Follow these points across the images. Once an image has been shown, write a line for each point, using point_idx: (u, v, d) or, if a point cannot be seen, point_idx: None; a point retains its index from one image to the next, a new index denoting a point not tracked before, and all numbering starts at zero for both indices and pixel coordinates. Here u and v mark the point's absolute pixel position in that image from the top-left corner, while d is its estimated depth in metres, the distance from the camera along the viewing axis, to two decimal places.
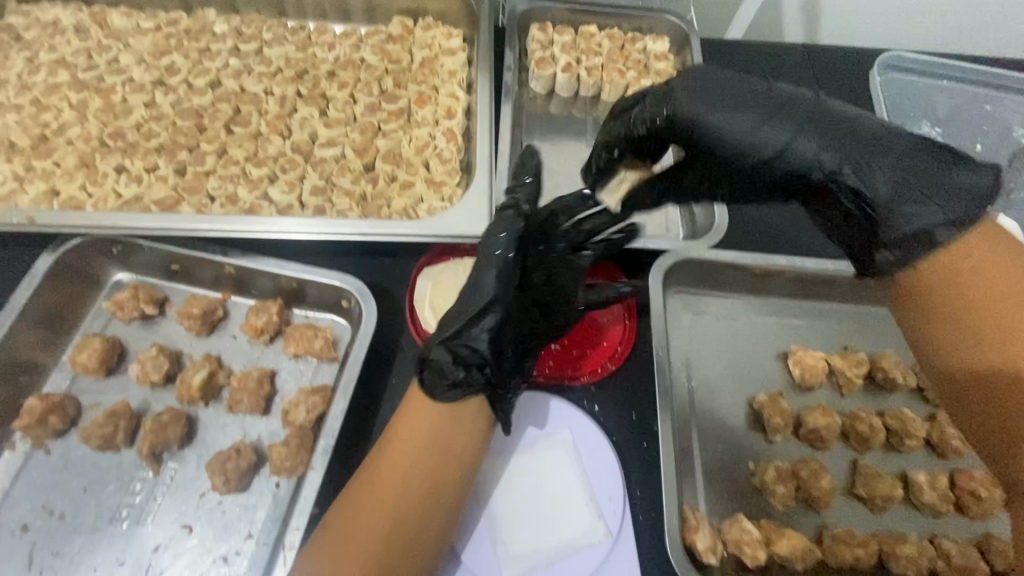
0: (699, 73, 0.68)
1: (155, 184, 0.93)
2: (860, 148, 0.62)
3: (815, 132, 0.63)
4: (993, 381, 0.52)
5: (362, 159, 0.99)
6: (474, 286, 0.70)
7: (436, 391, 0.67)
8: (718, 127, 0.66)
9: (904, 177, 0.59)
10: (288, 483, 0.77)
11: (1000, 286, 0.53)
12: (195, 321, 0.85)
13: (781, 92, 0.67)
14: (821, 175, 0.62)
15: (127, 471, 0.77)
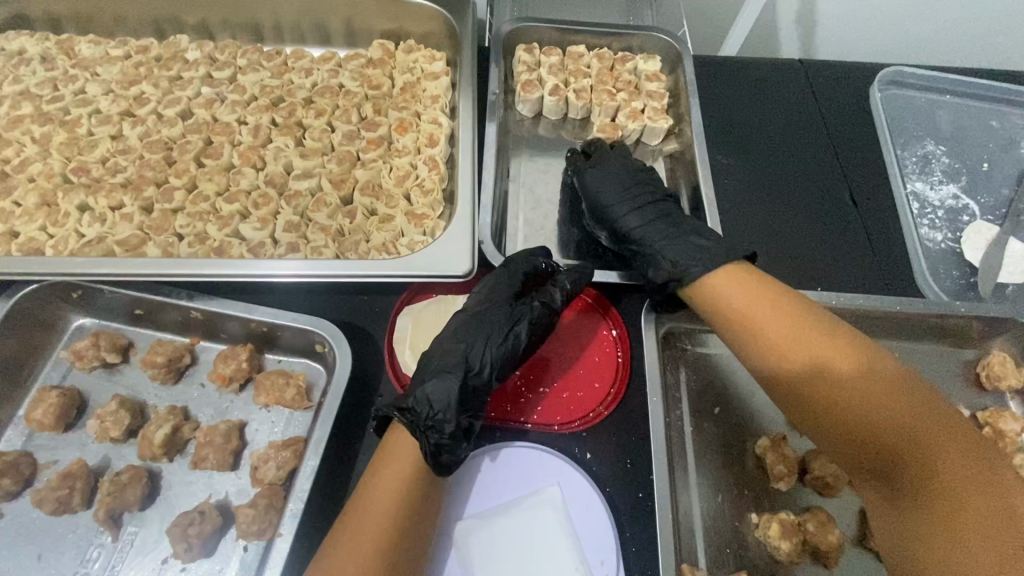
0: (604, 156, 0.93)
1: (120, 222, 0.88)
2: (682, 230, 0.82)
3: (644, 213, 0.86)
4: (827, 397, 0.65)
5: (339, 192, 0.94)
6: (491, 358, 0.73)
7: (441, 465, 0.67)
8: (590, 186, 0.91)
9: (680, 255, 0.79)
10: (256, 547, 0.72)
11: (786, 318, 0.69)
12: (159, 371, 0.80)
13: (647, 188, 0.89)
14: (627, 233, 0.86)
15: (84, 537, 0.72)
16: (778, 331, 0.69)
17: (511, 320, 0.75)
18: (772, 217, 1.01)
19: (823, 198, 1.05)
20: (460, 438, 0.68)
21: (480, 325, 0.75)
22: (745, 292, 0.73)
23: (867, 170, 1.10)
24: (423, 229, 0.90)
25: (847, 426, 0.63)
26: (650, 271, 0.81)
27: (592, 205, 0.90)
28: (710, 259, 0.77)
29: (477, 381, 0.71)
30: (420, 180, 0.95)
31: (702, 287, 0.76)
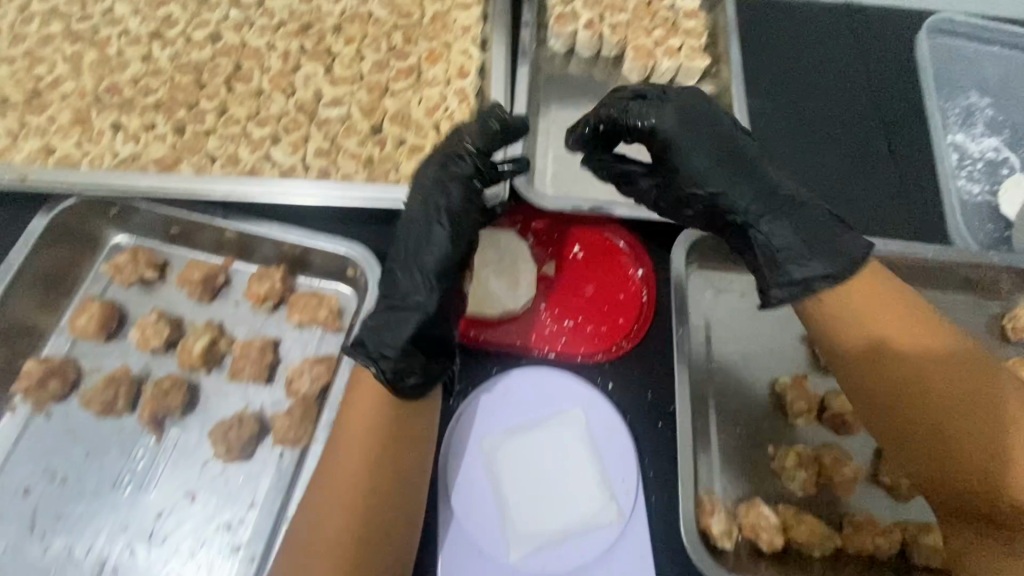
0: (690, 103, 0.75)
1: (153, 142, 0.88)
2: (793, 207, 0.70)
3: (749, 177, 0.72)
4: (911, 412, 0.60)
5: (369, 121, 0.93)
6: (420, 274, 0.73)
7: (401, 384, 0.67)
8: (664, 137, 0.74)
9: (807, 236, 0.68)
10: (292, 454, 0.76)
11: (915, 351, 0.61)
12: (196, 288, 0.82)
13: (736, 138, 0.74)
14: (743, 211, 0.71)
15: (131, 438, 0.76)
16: (913, 348, 0.61)
17: (422, 225, 0.74)
18: (806, 163, 0.99)
19: (860, 145, 1.02)
20: (412, 354, 0.69)
21: (410, 238, 0.74)
22: (870, 312, 0.64)
23: (908, 119, 1.06)
24: None
25: (920, 439, 0.59)
26: (777, 255, 0.68)
27: (682, 176, 0.73)
28: (827, 245, 0.67)
29: (425, 309, 0.71)
30: (450, 112, 0.93)
31: (834, 295, 0.66)
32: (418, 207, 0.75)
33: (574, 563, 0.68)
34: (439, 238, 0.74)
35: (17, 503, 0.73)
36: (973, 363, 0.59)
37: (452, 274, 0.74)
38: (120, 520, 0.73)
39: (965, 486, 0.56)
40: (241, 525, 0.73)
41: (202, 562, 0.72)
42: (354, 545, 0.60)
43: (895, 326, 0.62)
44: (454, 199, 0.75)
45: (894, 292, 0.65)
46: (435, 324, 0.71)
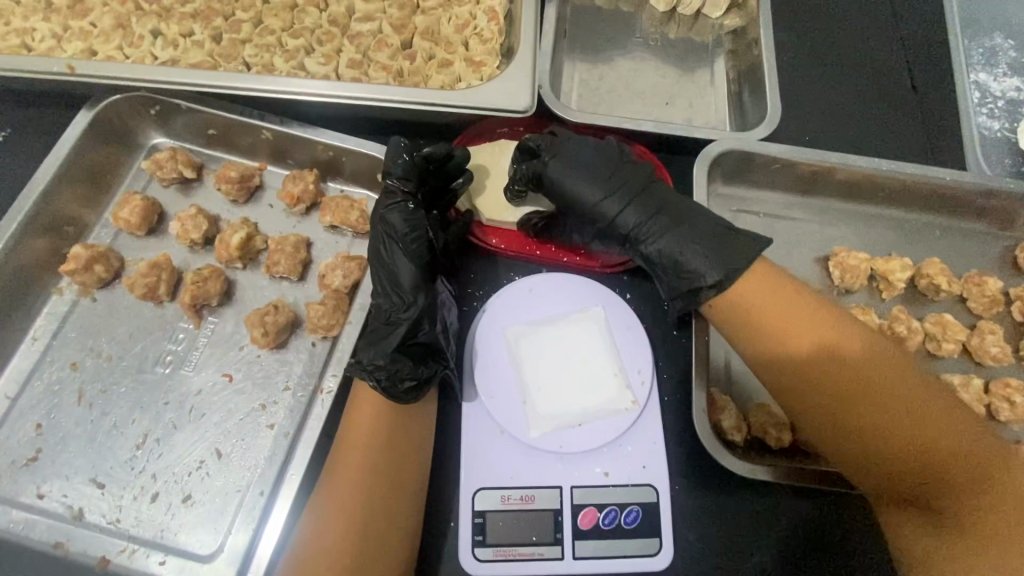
0: (582, 147, 0.79)
1: (192, 49, 0.91)
2: (664, 212, 0.75)
3: (642, 205, 0.76)
4: (875, 448, 0.61)
5: (400, 36, 0.95)
6: (396, 291, 0.74)
7: (395, 389, 0.68)
8: (568, 191, 0.77)
9: (695, 247, 0.72)
10: (324, 343, 0.79)
11: (839, 353, 0.64)
12: (232, 187, 0.85)
13: (632, 174, 0.78)
14: (634, 238, 0.76)
15: (170, 323, 0.80)
16: (827, 347, 0.65)
17: (387, 256, 0.75)
18: (827, 95, 1.00)
19: (882, 81, 1.02)
20: (400, 359, 0.69)
21: (380, 270, 0.75)
22: (786, 309, 0.67)
23: (934, 56, 1.05)
24: (480, 75, 0.91)
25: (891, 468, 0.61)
26: (668, 274, 0.74)
27: (588, 217, 0.78)
28: (720, 250, 0.72)
29: (410, 334, 0.71)
30: (479, 30, 0.95)
31: (721, 295, 0.70)
32: (382, 249, 0.76)
33: (592, 442, 0.73)
34: (401, 260, 0.74)
35: (63, 377, 0.77)
36: (872, 344, 0.65)
37: (424, 281, 0.74)
38: (161, 397, 0.76)
39: (931, 469, 0.59)
40: (275, 405, 0.76)
41: (242, 438, 0.74)
42: (398, 407, 0.70)
43: (819, 332, 0.66)
44: (398, 226, 0.76)
45: (788, 285, 0.69)
46: (417, 331, 0.72)
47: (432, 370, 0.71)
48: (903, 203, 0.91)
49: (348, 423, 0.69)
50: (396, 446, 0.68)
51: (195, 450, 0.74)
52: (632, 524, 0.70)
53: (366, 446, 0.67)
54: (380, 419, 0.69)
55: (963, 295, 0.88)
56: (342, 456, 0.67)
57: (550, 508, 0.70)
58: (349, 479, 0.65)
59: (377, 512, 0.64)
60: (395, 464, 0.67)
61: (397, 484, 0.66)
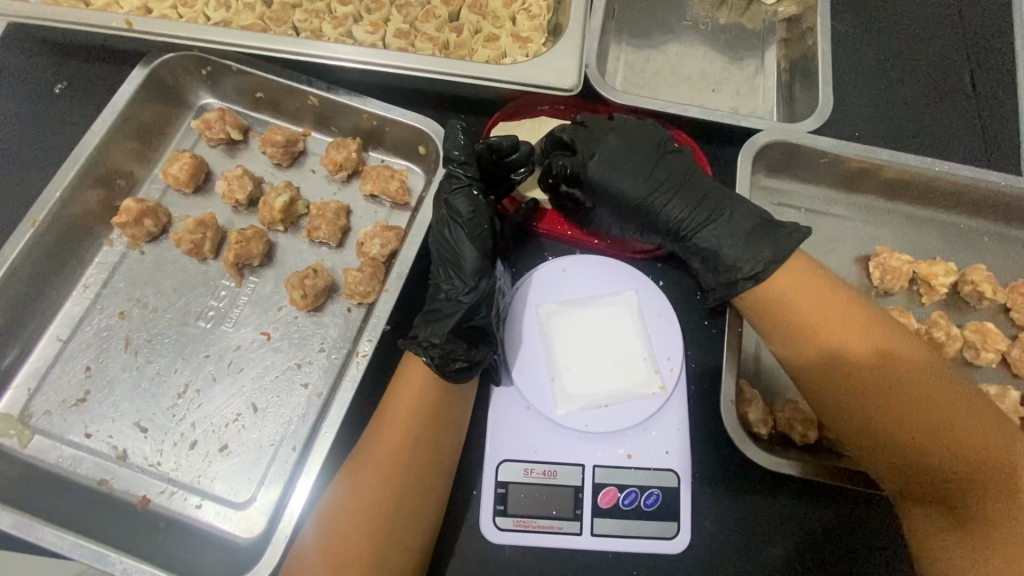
0: (613, 138, 0.78)
1: (243, 12, 0.93)
2: (702, 205, 0.75)
3: (680, 196, 0.76)
4: (894, 439, 0.63)
5: (448, 8, 0.94)
6: (457, 275, 0.74)
7: (445, 366, 0.69)
8: (601, 185, 0.77)
9: (735, 240, 0.73)
10: (360, 310, 0.81)
11: (863, 346, 0.66)
12: (277, 150, 0.86)
13: (669, 161, 0.78)
14: (678, 230, 0.76)
15: (213, 280, 0.82)
16: (852, 343, 0.66)
17: (450, 239, 0.75)
18: (880, 90, 0.97)
19: (940, 78, 0.99)
20: (455, 340, 0.70)
21: (438, 252, 0.76)
22: (813, 300, 0.69)
23: (997, 55, 1.01)
24: (526, 51, 0.90)
25: (915, 460, 0.62)
26: (711, 266, 0.75)
27: (625, 209, 0.78)
28: (759, 244, 0.72)
29: (462, 316, 0.72)
30: (527, 5, 0.94)
31: (755, 290, 0.72)
32: (445, 230, 0.76)
33: (616, 424, 0.73)
34: (464, 245, 0.75)
35: (112, 323, 0.80)
36: (901, 340, 0.67)
37: (485, 266, 0.74)
38: (203, 350, 0.79)
39: (954, 462, 0.60)
40: (310, 365, 0.78)
41: (276, 394, 0.77)
42: (438, 391, 0.70)
43: (846, 324, 0.67)
44: (462, 212, 0.76)
45: (820, 278, 0.70)
46: (475, 317, 0.73)
47: (483, 354, 0.72)
48: (952, 206, 0.89)
49: (390, 397, 0.71)
50: (433, 427, 0.69)
51: (231, 404, 0.77)
52: (651, 507, 0.71)
53: (406, 422, 0.68)
54: (422, 399, 0.69)
55: (1007, 306, 0.85)
56: (381, 428, 0.68)
57: (572, 485, 0.72)
58: (385, 451, 0.67)
59: (407, 487, 0.66)
60: (429, 446, 0.68)
61: (427, 466, 0.68)
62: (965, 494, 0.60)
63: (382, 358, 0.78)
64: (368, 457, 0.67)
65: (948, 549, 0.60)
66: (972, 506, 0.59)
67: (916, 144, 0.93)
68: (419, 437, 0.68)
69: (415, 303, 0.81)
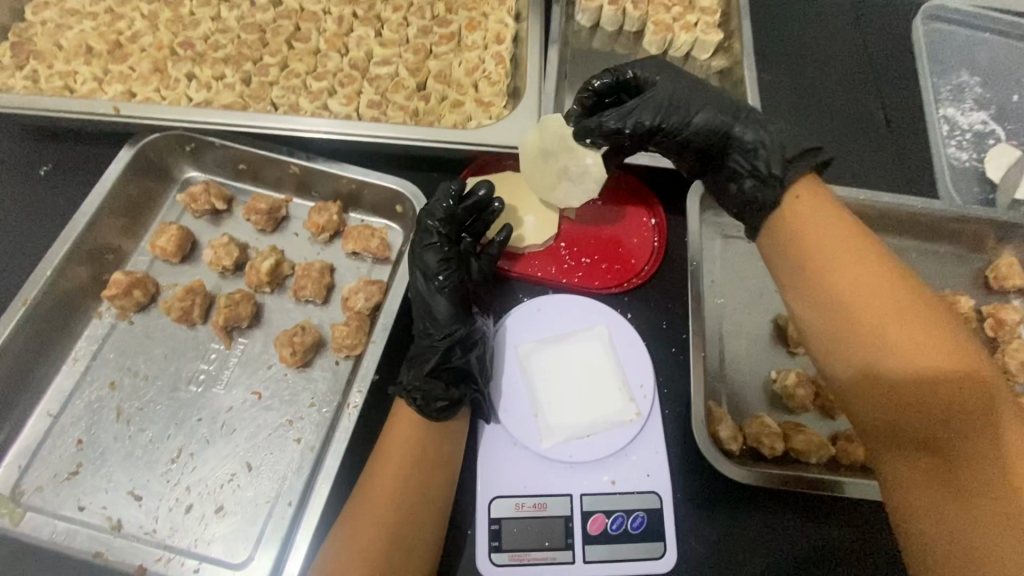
0: (668, 65, 0.87)
1: (224, 91, 1.00)
2: (751, 113, 0.80)
3: (728, 107, 0.81)
4: (891, 381, 0.59)
5: (415, 78, 1.03)
6: (433, 324, 0.79)
7: (427, 408, 0.73)
8: (659, 89, 0.84)
9: (782, 138, 0.77)
10: (347, 362, 0.84)
11: (869, 280, 0.62)
12: (261, 218, 0.92)
13: (714, 90, 0.84)
14: (725, 124, 0.80)
15: (202, 344, 0.85)
16: (861, 276, 0.63)
17: (423, 291, 0.81)
18: (806, 129, 1.08)
19: (857, 115, 1.11)
20: (431, 382, 0.75)
21: (416, 303, 0.82)
22: (822, 235, 0.67)
23: (904, 93, 1.15)
24: (489, 115, 1.00)
25: (914, 406, 0.58)
26: (774, 138, 0.77)
27: (676, 115, 0.82)
28: (806, 144, 0.76)
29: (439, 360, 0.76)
30: (487, 72, 1.03)
31: (802, 178, 0.72)
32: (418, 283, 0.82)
33: (598, 452, 0.78)
34: (436, 297, 0.80)
35: (103, 394, 0.82)
36: (916, 286, 0.62)
37: (456, 312, 0.80)
38: (195, 413, 0.81)
39: (953, 412, 0.56)
40: (302, 420, 0.81)
41: (270, 452, 0.79)
42: (427, 431, 0.74)
43: (858, 259, 0.64)
44: (431, 267, 0.81)
45: (836, 217, 0.68)
46: (456, 360, 0.77)
47: (460, 394, 0.76)
48: (879, 228, 0.99)
49: (385, 440, 0.74)
50: (426, 472, 0.72)
51: (226, 464, 0.78)
52: (638, 529, 0.75)
53: (401, 469, 0.71)
54: (414, 445, 0.73)
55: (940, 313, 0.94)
56: (376, 476, 0.72)
57: (562, 515, 0.75)
58: (380, 491, 0.70)
59: (405, 534, 0.68)
60: (423, 485, 0.71)
61: (422, 506, 0.71)
62: (953, 437, 0.56)
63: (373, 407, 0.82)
64: (364, 495, 0.71)
65: (925, 502, 0.57)
66: (969, 464, 0.55)
67: (843, 175, 1.05)
68: (413, 483, 0.71)
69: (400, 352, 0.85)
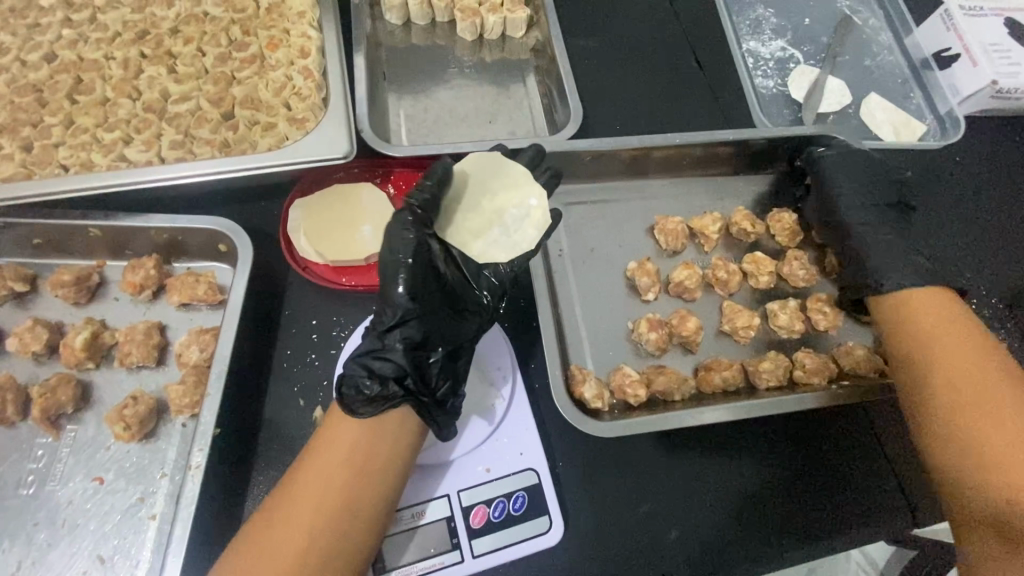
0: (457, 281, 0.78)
1: (2, 163, 0.91)
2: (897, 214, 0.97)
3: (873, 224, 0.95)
4: (959, 449, 0.71)
5: (219, 109, 0.98)
6: (386, 302, 0.73)
7: (345, 395, 0.69)
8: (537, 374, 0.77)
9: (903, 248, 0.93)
10: (194, 421, 0.79)
11: (954, 362, 0.76)
12: (69, 290, 0.84)
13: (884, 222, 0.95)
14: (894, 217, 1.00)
15: (27, 442, 0.78)
16: (957, 361, 0.76)
17: (387, 262, 0.74)
18: (625, 87, 1.12)
19: (670, 64, 1.16)
20: (358, 367, 0.69)
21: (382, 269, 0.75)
22: (948, 319, 0.80)
23: (711, 34, 1.21)
24: (305, 131, 0.96)
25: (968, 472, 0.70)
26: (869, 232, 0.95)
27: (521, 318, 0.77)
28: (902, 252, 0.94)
29: (380, 348, 0.71)
30: (296, 89, 1.00)
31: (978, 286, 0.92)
32: (386, 262, 0.74)
33: (468, 445, 0.78)
34: (394, 273, 0.73)
35: None
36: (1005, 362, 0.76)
37: (411, 299, 0.72)
38: (28, 520, 0.73)
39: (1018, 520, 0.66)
40: (154, 494, 0.75)
41: (122, 537, 0.73)
42: (365, 437, 0.69)
43: (942, 345, 0.78)
44: (400, 240, 0.74)
45: (936, 308, 0.82)
46: (390, 350, 0.71)
47: (389, 392, 0.69)
48: (704, 166, 1.05)
49: (318, 452, 0.69)
50: (355, 481, 0.66)
51: (74, 564, 0.72)
52: (520, 509, 0.76)
53: (319, 484, 0.66)
54: (343, 452, 0.68)
55: (771, 233, 1.01)
56: (299, 490, 0.67)
57: (442, 516, 0.74)
58: (299, 506, 0.65)
59: (327, 551, 0.64)
60: (349, 500, 0.66)
61: (345, 522, 0.65)
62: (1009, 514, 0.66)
63: (230, 460, 0.78)
64: (281, 512, 0.66)
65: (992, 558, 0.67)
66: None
67: (665, 124, 1.09)
68: (337, 494, 0.66)
69: (251, 395, 0.81)
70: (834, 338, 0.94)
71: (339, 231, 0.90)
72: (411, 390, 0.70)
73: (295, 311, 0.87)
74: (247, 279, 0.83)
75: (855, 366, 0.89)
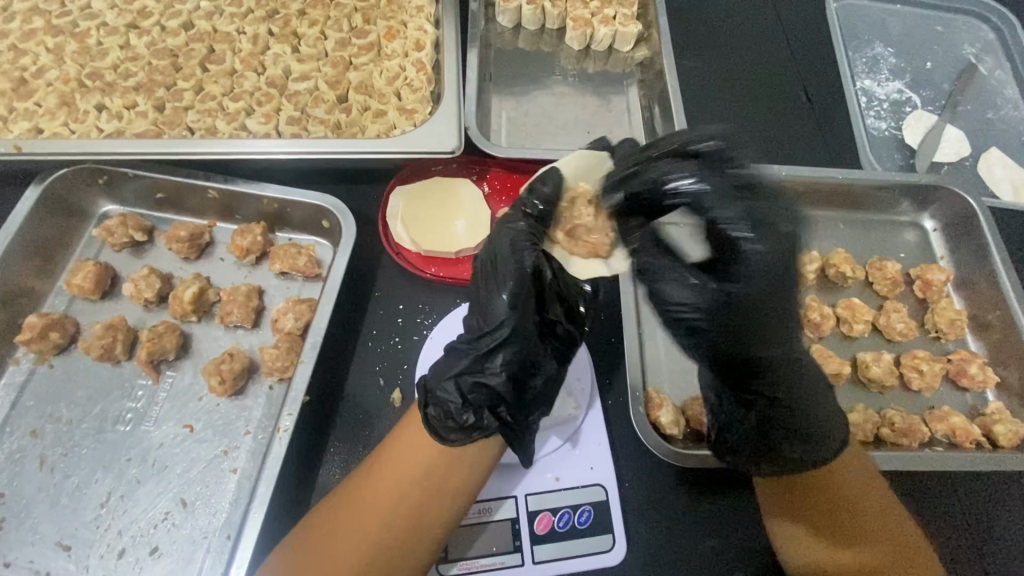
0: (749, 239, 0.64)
1: (136, 119, 0.98)
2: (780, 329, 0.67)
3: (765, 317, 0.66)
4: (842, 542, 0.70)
5: (335, 91, 1.02)
6: (484, 319, 0.69)
7: (434, 419, 0.67)
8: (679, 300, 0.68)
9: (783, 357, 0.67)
10: (281, 386, 0.83)
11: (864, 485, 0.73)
12: (183, 246, 0.89)
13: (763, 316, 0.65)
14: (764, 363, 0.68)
15: (129, 382, 0.82)
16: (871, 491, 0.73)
17: (491, 278, 0.70)
18: (729, 112, 1.11)
19: (779, 94, 1.13)
20: (451, 390, 0.66)
21: (480, 280, 0.72)
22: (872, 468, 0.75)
23: (825, 68, 1.17)
24: (413, 122, 0.98)
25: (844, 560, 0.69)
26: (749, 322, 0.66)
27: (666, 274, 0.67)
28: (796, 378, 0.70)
29: (476, 371, 0.67)
30: (408, 80, 1.02)
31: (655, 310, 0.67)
32: (493, 272, 0.71)
33: (540, 451, 0.78)
34: (496, 290, 0.69)
35: (24, 444, 0.78)
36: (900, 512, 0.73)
37: (513, 319, 0.68)
38: (123, 455, 0.78)
39: None
40: (238, 450, 0.79)
41: (204, 486, 0.76)
42: (444, 459, 0.70)
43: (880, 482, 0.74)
44: (507, 251, 0.71)
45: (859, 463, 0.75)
46: (488, 374, 0.67)
47: (482, 421, 0.66)
48: (805, 202, 1.02)
49: (391, 454, 0.71)
50: (422, 503, 0.67)
51: (158, 504, 0.75)
52: (585, 524, 0.75)
53: (389, 490, 0.68)
54: (416, 471, 0.69)
55: (869, 280, 0.97)
56: (368, 487, 0.69)
57: (507, 517, 0.75)
58: (364, 503, 0.68)
59: (383, 557, 0.65)
60: (414, 515, 0.67)
61: (408, 535, 0.66)
62: None
63: (308, 429, 0.80)
64: (347, 504, 0.68)
65: None
66: None
67: (767, 154, 1.07)
68: (404, 507, 0.67)
69: (335, 369, 0.84)
70: (926, 399, 0.89)
71: (435, 224, 0.92)
72: (503, 420, 0.67)
73: (384, 294, 0.90)
74: (347, 258, 0.87)
75: (951, 432, 0.84)
